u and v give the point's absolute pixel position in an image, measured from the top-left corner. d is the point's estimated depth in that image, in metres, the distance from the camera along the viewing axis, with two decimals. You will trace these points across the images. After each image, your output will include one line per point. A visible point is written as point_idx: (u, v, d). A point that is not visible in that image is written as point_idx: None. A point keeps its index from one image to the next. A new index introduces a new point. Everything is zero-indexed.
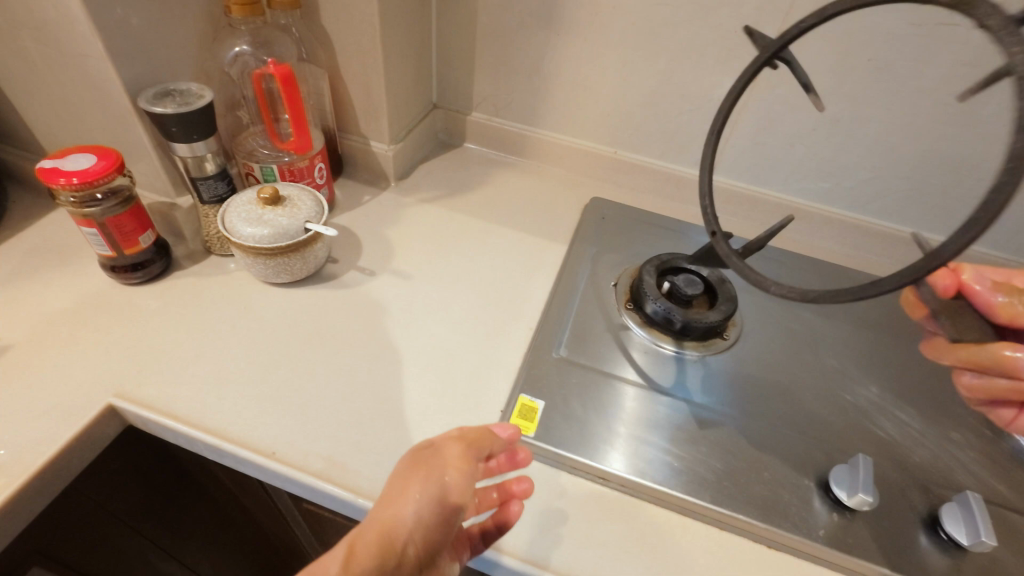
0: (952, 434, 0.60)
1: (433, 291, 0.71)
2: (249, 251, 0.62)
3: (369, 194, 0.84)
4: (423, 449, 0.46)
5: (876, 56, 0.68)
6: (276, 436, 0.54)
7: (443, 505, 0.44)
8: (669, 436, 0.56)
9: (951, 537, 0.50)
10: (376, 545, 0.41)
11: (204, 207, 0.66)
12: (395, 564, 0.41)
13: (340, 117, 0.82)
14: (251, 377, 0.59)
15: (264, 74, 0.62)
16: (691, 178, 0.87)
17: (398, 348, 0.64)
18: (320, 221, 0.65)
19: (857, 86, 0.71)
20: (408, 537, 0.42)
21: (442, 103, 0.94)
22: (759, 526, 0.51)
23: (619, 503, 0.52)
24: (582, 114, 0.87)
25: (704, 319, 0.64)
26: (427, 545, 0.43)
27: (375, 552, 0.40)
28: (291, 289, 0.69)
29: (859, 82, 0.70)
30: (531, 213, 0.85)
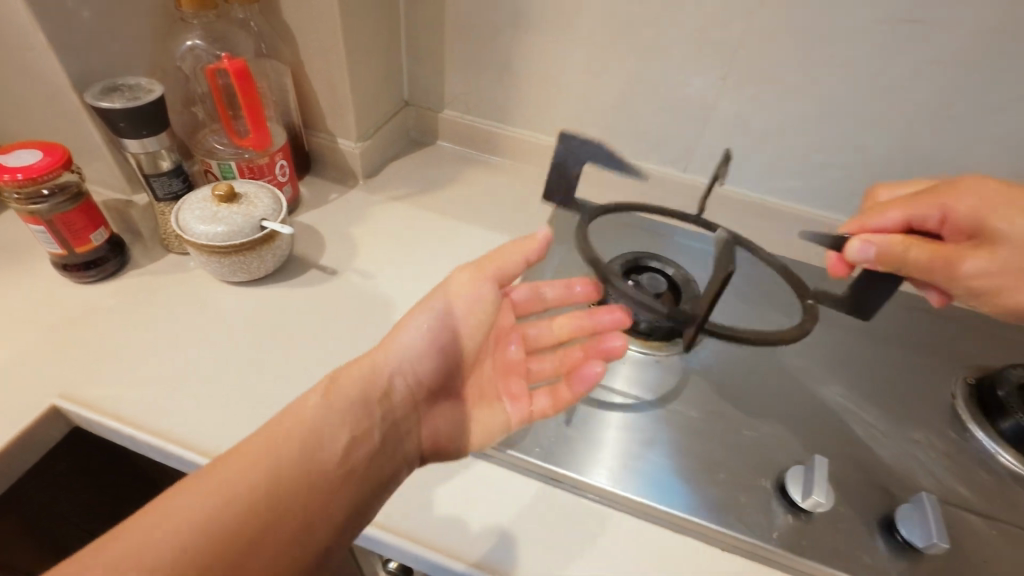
0: (915, 433, 0.59)
1: (395, 290, 0.70)
2: (204, 249, 0.61)
3: (336, 192, 0.84)
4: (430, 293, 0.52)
5: (841, 53, 0.67)
6: (223, 436, 0.54)
7: (447, 332, 0.50)
8: (626, 437, 0.56)
9: (906, 538, 0.49)
10: (364, 372, 0.47)
11: (160, 204, 0.65)
12: (387, 388, 0.48)
13: (306, 114, 0.81)
14: (204, 377, 0.58)
15: (218, 69, 0.62)
16: (662, 176, 0.86)
17: (356, 348, 0.63)
18: (278, 219, 0.64)
19: (821, 84, 0.70)
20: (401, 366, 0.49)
21: (413, 100, 0.93)
22: (710, 528, 0.50)
23: (571, 505, 0.52)
24: (552, 111, 0.87)
25: (667, 318, 0.63)
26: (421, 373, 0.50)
27: (362, 377, 0.47)
28: (250, 288, 0.68)
29: (825, 80, 0.70)
30: (500, 211, 0.84)
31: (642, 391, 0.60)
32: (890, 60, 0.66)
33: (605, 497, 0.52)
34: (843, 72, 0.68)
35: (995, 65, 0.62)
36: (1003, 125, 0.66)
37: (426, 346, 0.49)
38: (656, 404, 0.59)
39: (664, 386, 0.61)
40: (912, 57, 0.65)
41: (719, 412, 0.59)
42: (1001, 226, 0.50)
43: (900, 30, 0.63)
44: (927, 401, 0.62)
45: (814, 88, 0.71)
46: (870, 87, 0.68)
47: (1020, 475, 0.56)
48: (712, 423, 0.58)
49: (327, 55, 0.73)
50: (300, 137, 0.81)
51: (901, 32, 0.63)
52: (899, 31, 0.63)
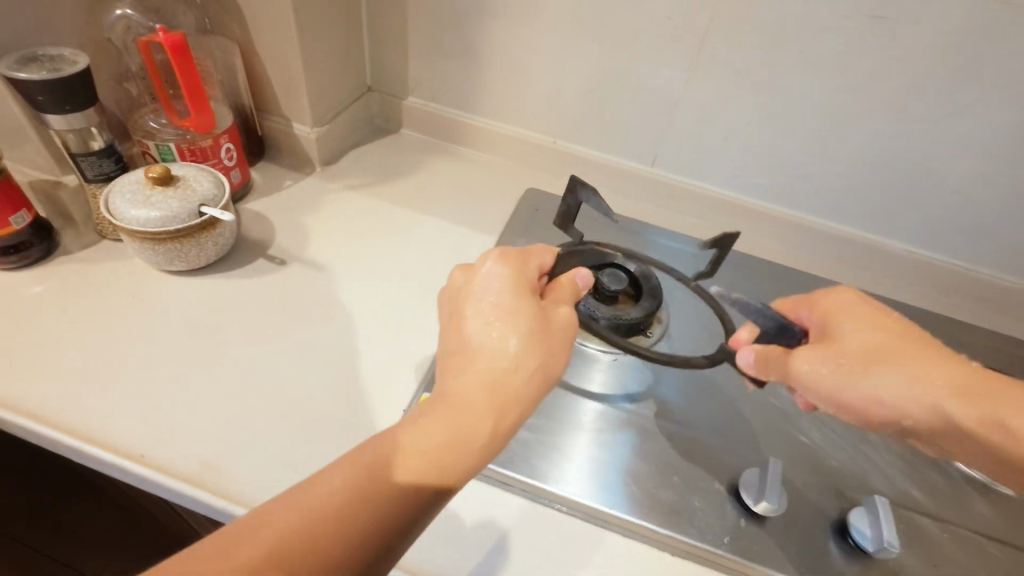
0: (872, 435, 0.58)
1: (346, 283, 0.67)
2: (135, 236, 0.57)
3: (290, 179, 0.80)
4: (521, 276, 0.45)
5: (807, 49, 0.66)
6: (147, 436, 0.50)
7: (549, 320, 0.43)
8: (581, 440, 0.54)
9: (857, 543, 0.49)
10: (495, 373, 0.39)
11: (90, 186, 0.61)
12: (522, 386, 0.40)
13: (258, 96, 0.77)
14: (133, 371, 0.55)
15: (152, 42, 0.58)
16: (629, 170, 0.84)
17: (299, 343, 0.60)
18: (219, 205, 0.60)
19: (786, 78, 0.69)
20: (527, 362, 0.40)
21: (376, 86, 0.90)
22: (660, 535, 0.49)
23: (520, 510, 0.50)
24: (520, 101, 0.84)
25: (626, 315, 0.61)
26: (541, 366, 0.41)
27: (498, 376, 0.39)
28: (189, 278, 0.64)
29: (792, 75, 0.69)
30: (463, 203, 0.82)
31: (598, 390, 0.58)
32: (856, 57, 0.65)
33: (557, 502, 0.50)
34: (810, 67, 0.67)
35: (954, 64, 0.62)
36: (963, 125, 0.66)
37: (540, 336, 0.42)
38: (611, 403, 0.58)
39: (618, 386, 0.59)
40: (878, 54, 0.64)
41: (675, 411, 0.58)
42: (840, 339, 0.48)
43: (866, 26, 0.62)
44: None
45: (780, 83, 0.70)
46: (837, 83, 0.67)
47: (973, 476, 0.56)
48: (667, 424, 0.56)
49: (278, 32, 0.69)
50: (251, 118, 0.77)
51: (867, 28, 0.63)
52: (864, 27, 0.63)
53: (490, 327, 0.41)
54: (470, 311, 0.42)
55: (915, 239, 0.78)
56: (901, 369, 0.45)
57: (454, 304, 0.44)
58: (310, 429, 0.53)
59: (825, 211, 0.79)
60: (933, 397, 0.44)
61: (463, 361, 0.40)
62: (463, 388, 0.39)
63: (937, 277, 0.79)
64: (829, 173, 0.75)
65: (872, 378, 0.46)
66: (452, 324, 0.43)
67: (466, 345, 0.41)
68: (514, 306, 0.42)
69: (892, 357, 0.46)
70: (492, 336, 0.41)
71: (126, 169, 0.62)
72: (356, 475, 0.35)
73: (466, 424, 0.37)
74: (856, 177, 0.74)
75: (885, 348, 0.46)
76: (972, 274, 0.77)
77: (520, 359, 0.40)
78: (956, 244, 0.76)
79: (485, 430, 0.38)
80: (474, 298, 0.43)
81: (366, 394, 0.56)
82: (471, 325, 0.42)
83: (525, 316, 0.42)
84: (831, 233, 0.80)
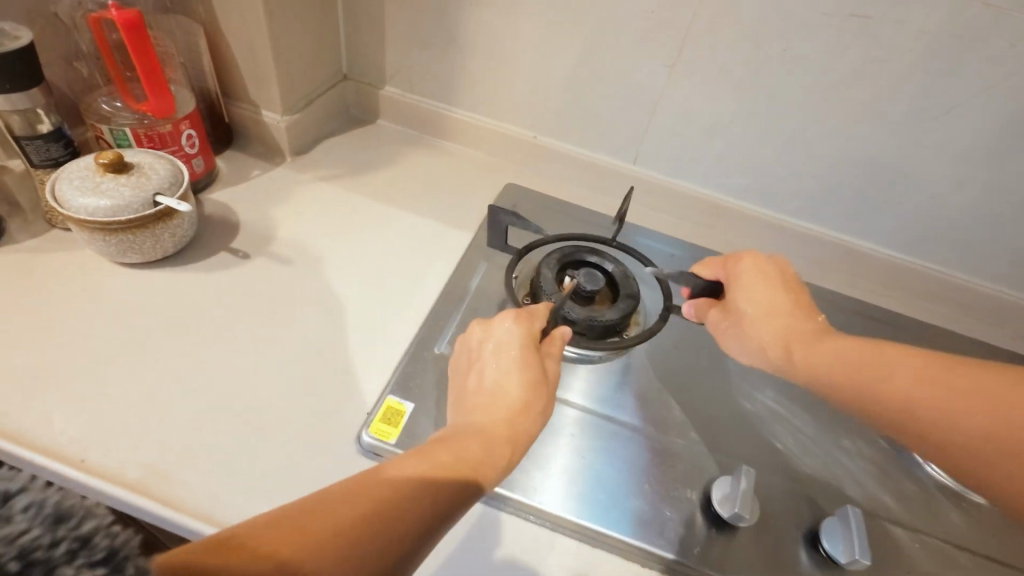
0: (847, 442, 0.57)
1: (312, 278, 0.64)
2: (84, 226, 0.54)
3: (258, 169, 0.77)
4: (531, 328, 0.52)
5: (790, 47, 0.65)
6: (90, 440, 0.47)
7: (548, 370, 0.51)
8: (554, 448, 0.52)
9: (829, 554, 0.48)
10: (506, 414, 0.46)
11: (36, 171, 0.57)
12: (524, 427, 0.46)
13: (225, 81, 0.73)
14: (81, 370, 0.52)
15: (105, 19, 0.54)
16: (610, 168, 0.83)
17: (259, 341, 0.57)
18: (176, 194, 0.57)
19: (769, 78, 0.68)
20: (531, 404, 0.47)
21: (352, 74, 0.86)
22: (631, 547, 0.48)
23: (486, 520, 0.48)
24: (500, 94, 0.81)
25: (602, 316, 0.59)
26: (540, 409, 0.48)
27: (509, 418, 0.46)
28: (146, 272, 0.61)
29: (774, 74, 0.67)
30: (439, 197, 0.79)
31: (571, 395, 0.57)
32: (838, 57, 0.64)
33: (527, 513, 0.49)
34: (792, 66, 0.66)
35: (935, 67, 0.61)
36: (944, 128, 0.65)
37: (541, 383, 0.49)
38: (585, 410, 0.56)
39: (594, 392, 0.58)
40: (861, 55, 0.63)
41: (649, 417, 0.56)
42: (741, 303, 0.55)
43: (849, 25, 0.61)
44: None
45: (762, 83, 0.68)
46: (818, 84, 0.66)
47: (945, 484, 0.55)
48: (641, 431, 0.55)
49: (244, 14, 0.66)
50: (216, 104, 0.74)
51: (850, 28, 0.61)
52: (847, 27, 0.61)
53: (503, 374, 0.48)
54: (486, 361, 0.50)
55: (895, 242, 0.77)
56: (766, 319, 0.53)
57: (471, 357, 0.51)
58: (267, 432, 0.51)
59: (806, 213, 0.78)
60: (765, 347, 0.52)
61: (480, 404, 0.47)
62: (481, 423, 0.45)
63: (915, 281, 0.78)
64: (810, 175, 0.74)
65: (748, 326, 0.54)
66: (470, 373, 0.50)
67: (484, 392, 0.48)
68: (522, 355, 0.50)
69: (772, 312, 0.53)
70: (505, 380, 0.48)
71: (77, 155, 0.59)
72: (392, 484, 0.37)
73: (487, 448, 0.43)
74: (837, 180, 0.74)
75: (765, 307, 0.53)
76: (950, 279, 0.77)
77: (528, 400, 0.47)
78: (934, 248, 0.76)
79: (503, 457, 0.43)
80: (490, 350, 0.51)
81: (328, 396, 0.54)
82: (487, 374, 0.49)
83: (532, 362, 0.50)
84: (811, 235, 0.79)
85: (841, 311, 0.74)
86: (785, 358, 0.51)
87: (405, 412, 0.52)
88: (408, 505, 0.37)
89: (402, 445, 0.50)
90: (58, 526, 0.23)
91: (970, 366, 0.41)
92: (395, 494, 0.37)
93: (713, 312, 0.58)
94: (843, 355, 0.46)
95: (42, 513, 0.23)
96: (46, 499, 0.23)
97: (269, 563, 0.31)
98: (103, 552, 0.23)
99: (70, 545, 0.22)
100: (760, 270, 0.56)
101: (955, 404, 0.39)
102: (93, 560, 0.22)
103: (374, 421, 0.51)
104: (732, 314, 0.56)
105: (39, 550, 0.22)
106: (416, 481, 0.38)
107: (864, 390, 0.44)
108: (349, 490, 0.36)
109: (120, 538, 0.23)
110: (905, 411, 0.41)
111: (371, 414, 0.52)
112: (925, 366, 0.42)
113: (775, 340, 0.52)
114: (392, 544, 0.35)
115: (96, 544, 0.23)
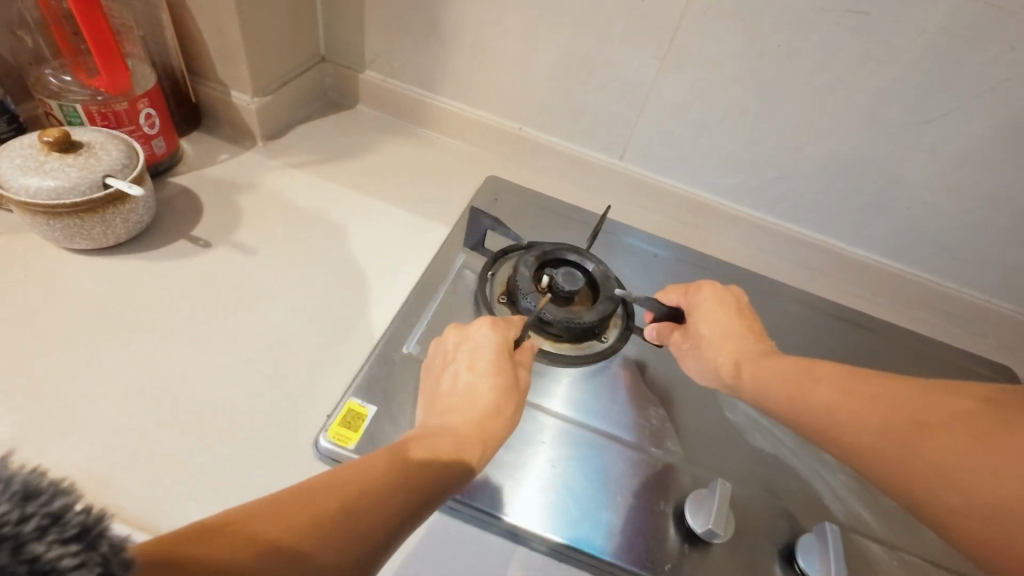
0: (827, 454, 0.56)
1: (278, 269, 0.61)
2: (26, 208, 0.50)
3: (227, 153, 0.73)
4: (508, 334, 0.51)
5: (785, 42, 0.62)
6: (22, 439, 0.44)
7: (521, 379, 0.49)
8: (528, 457, 0.50)
9: (804, 571, 0.46)
10: (478, 418, 0.44)
11: None
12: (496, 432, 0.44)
13: (191, 58, 0.70)
14: (20, 361, 0.48)
15: None
16: (597, 163, 0.80)
17: (217, 335, 0.54)
18: (128, 177, 0.53)
19: (762, 74, 0.65)
20: (504, 409, 0.46)
21: (331, 56, 0.82)
22: (602, 562, 0.46)
23: (450, 530, 0.46)
24: (485, 82, 0.78)
25: (579, 317, 0.56)
26: (512, 415, 0.46)
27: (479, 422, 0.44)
28: (97, 259, 0.57)
29: (767, 70, 0.65)
30: (418, 188, 0.76)
31: (548, 400, 0.54)
32: (832, 55, 0.62)
33: (494, 525, 0.46)
34: (786, 62, 0.64)
35: (932, 69, 0.59)
36: (938, 133, 0.63)
37: (515, 389, 0.47)
38: (557, 417, 0.53)
39: (569, 397, 0.55)
40: (857, 53, 0.61)
41: (624, 425, 0.54)
42: (699, 325, 0.56)
43: (846, 21, 0.59)
44: None
45: (754, 79, 0.66)
46: (811, 83, 0.64)
47: None
48: (616, 439, 0.53)
49: None
50: (182, 84, 0.70)
51: (846, 24, 0.59)
52: (844, 23, 0.59)
53: (478, 377, 0.47)
54: (460, 364, 0.48)
55: (884, 248, 0.75)
56: (722, 340, 0.54)
57: (445, 359, 0.49)
58: (220, 433, 0.48)
59: (794, 216, 0.76)
60: (719, 366, 0.53)
61: (452, 406, 0.45)
62: (453, 424, 0.43)
63: (902, 288, 0.77)
64: (800, 176, 0.72)
65: (704, 345, 0.54)
66: (443, 376, 0.48)
67: (457, 394, 0.46)
68: (498, 360, 0.48)
69: (728, 336, 0.54)
70: (479, 382, 0.46)
71: (22, 132, 0.56)
72: (369, 472, 0.34)
73: (460, 447, 0.41)
74: (826, 183, 0.72)
75: (721, 330, 0.54)
76: (937, 287, 0.75)
77: (501, 403, 0.46)
78: (924, 255, 0.74)
79: (475, 456, 0.41)
80: (464, 353, 0.49)
81: (288, 395, 0.51)
82: (461, 376, 0.47)
83: (505, 368, 0.48)
84: (799, 239, 0.77)
85: (827, 317, 0.73)
86: (736, 378, 0.51)
87: (368, 415, 0.50)
88: (390, 493, 0.34)
89: (361, 450, 0.47)
90: (28, 501, 0.20)
91: (890, 379, 0.41)
92: (377, 480, 0.34)
93: (673, 335, 0.58)
94: (782, 371, 0.47)
95: (9, 488, 0.20)
96: (14, 475, 0.21)
97: (244, 550, 0.27)
98: (78, 529, 0.21)
99: (42, 520, 0.20)
100: (717, 296, 0.57)
101: (863, 413, 0.39)
102: (66, 536, 0.20)
103: (333, 424, 0.49)
104: (692, 338, 0.56)
105: (7, 525, 0.19)
106: (398, 470, 0.36)
107: (792, 401, 0.45)
108: (329, 474, 0.33)
109: (95, 515, 0.21)
110: (824, 421, 0.42)
111: (330, 417, 0.49)
112: (844, 378, 0.42)
113: (728, 362, 0.52)
114: (376, 533, 0.32)
115: (70, 519, 0.20)
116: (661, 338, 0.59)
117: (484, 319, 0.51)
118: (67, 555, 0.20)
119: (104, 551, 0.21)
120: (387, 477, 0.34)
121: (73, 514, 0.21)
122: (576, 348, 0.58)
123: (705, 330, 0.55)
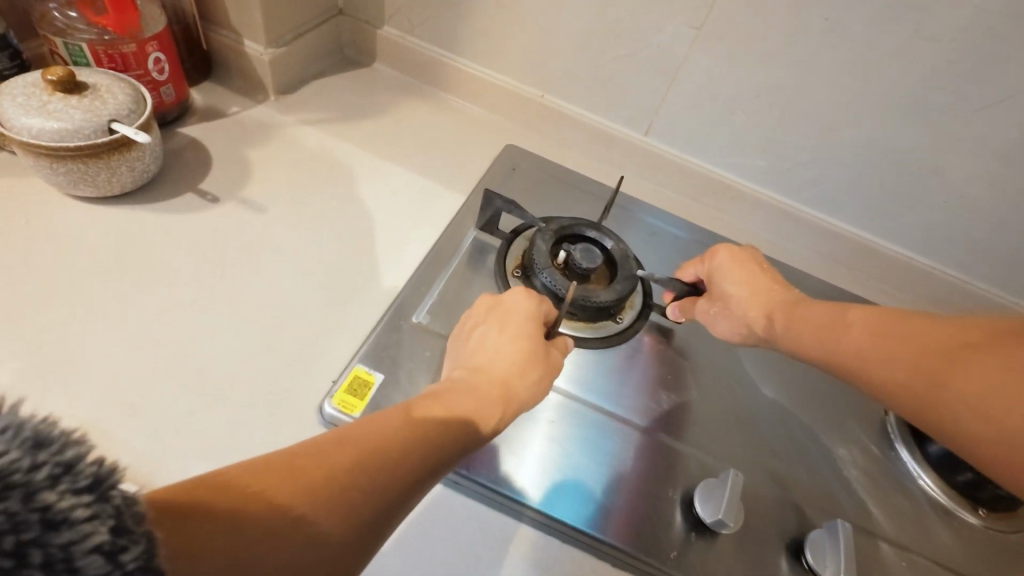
0: (840, 450, 0.54)
1: (287, 229, 0.59)
2: (27, 148, 0.48)
3: (238, 105, 0.70)
4: (537, 302, 0.49)
5: (832, 16, 0.58)
6: (21, 388, 0.43)
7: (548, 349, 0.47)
8: (528, 433, 0.49)
9: (812, 567, 0.45)
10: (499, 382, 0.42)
11: None
12: (516, 399, 0.43)
13: (203, 3, 0.66)
14: (21, 310, 0.47)
15: None
16: (620, 137, 0.77)
17: (223, 294, 0.53)
18: (135, 123, 0.51)
19: (802, 50, 0.62)
20: (527, 377, 0.44)
21: (349, 9, 0.78)
22: (599, 543, 0.45)
23: (451, 508, 0.45)
24: (508, 45, 0.74)
25: (595, 296, 0.54)
26: (535, 384, 0.44)
27: (499, 387, 0.42)
28: (102, 208, 0.56)
29: (809, 46, 0.61)
30: (433, 153, 0.73)
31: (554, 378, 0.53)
32: (883, 32, 0.58)
33: (494, 503, 0.46)
34: (831, 39, 0.60)
35: (989, 53, 0.55)
36: (986, 123, 0.60)
37: (541, 357, 0.46)
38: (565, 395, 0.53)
39: (576, 377, 0.54)
40: (910, 31, 0.57)
41: (630, 408, 0.53)
42: (725, 285, 0.54)
43: None
44: (856, 412, 0.58)
45: (795, 55, 0.62)
46: (856, 61, 0.60)
47: (936, 500, 0.53)
48: (625, 421, 0.52)
49: None
50: (193, 29, 0.67)
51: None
52: None
53: (505, 342, 0.46)
54: (488, 327, 0.47)
55: (913, 243, 0.72)
56: (750, 293, 0.52)
57: (474, 324, 0.49)
58: (222, 394, 0.46)
59: (822, 203, 0.73)
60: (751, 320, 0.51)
61: (476, 367, 0.44)
62: (476, 383, 0.42)
63: (929, 285, 0.74)
64: (833, 161, 0.69)
65: (735, 302, 0.53)
66: (472, 338, 0.47)
67: (482, 355, 0.45)
68: (526, 328, 0.47)
69: (755, 293, 0.52)
70: (503, 344, 0.45)
71: (25, 70, 0.53)
72: (383, 430, 0.33)
73: (479, 409, 0.39)
74: (861, 170, 0.68)
75: (749, 287, 0.53)
76: (965, 286, 0.73)
77: (526, 366, 0.44)
78: (955, 252, 0.71)
79: (496, 416, 0.40)
80: (493, 317, 0.48)
81: (293, 359, 0.50)
82: (488, 339, 0.46)
83: (533, 335, 0.47)
84: (825, 227, 0.74)
85: None
86: (770, 330, 0.50)
87: (374, 384, 0.48)
88: (404, 448, 0.33)
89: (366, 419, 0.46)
90: (39, 450, 0.19)
91: (919, 318, 0.39)
92: (390, 436, 0.33)
93: (700, 303, 0.57)
94: (814, 318, 0.45)
95: (19, 435, 0.19)
96: (24, 422, 0.20)
97: (254, 505, 0.26)
98: (89, 480, 0.20)
99: (54, 469, 0.19)
100: (734, 254, 0.56)
101: (894, 351, 0.38)
102: (78, 487, 0.19)
103: (339, 391, 0.48)
104: (720, 300, 0.55)
105: (18, 473, 0.18)
106: (411, 426, 0.34)
107: (822, 345, 0.44)
108: (342, 431, 0.32)
109: (108, 467, 0.20)
110: (852, 363, 0.41)
111: (336, 383, 0.48)
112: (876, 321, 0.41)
113: (760, 314, 0.51)
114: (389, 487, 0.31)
115: (82, 470, 0.20)
116: (686, 313, 0.58)
117: (518, 287, 0.50)
118: (80, 505, 0.19)
119: (117, 503, 0.20)
120: (400, 432, 0.33)
121: (86, 465, 0.20)
122: (591, 327, 0.56)
123: (733, 288, 0.54)
